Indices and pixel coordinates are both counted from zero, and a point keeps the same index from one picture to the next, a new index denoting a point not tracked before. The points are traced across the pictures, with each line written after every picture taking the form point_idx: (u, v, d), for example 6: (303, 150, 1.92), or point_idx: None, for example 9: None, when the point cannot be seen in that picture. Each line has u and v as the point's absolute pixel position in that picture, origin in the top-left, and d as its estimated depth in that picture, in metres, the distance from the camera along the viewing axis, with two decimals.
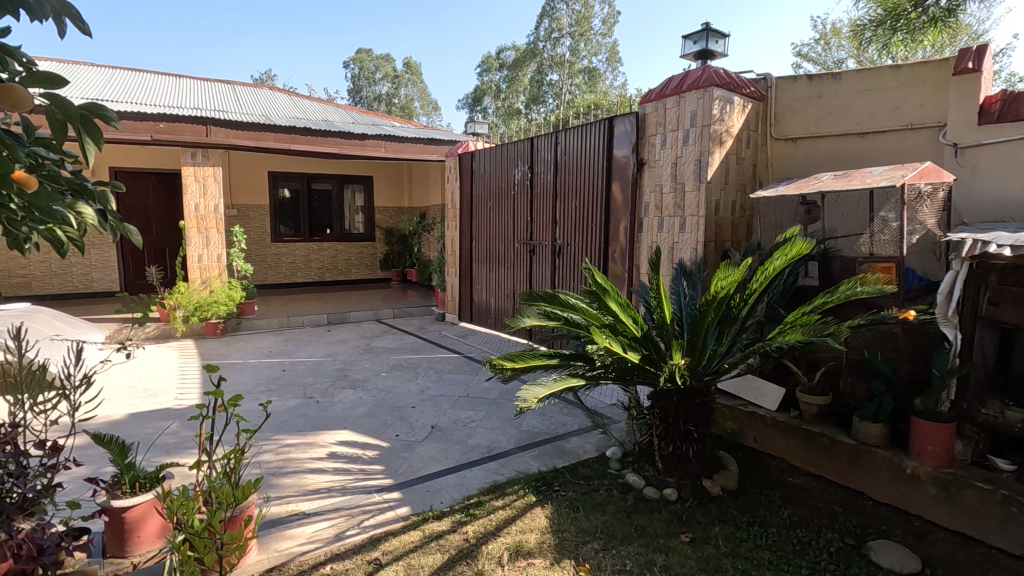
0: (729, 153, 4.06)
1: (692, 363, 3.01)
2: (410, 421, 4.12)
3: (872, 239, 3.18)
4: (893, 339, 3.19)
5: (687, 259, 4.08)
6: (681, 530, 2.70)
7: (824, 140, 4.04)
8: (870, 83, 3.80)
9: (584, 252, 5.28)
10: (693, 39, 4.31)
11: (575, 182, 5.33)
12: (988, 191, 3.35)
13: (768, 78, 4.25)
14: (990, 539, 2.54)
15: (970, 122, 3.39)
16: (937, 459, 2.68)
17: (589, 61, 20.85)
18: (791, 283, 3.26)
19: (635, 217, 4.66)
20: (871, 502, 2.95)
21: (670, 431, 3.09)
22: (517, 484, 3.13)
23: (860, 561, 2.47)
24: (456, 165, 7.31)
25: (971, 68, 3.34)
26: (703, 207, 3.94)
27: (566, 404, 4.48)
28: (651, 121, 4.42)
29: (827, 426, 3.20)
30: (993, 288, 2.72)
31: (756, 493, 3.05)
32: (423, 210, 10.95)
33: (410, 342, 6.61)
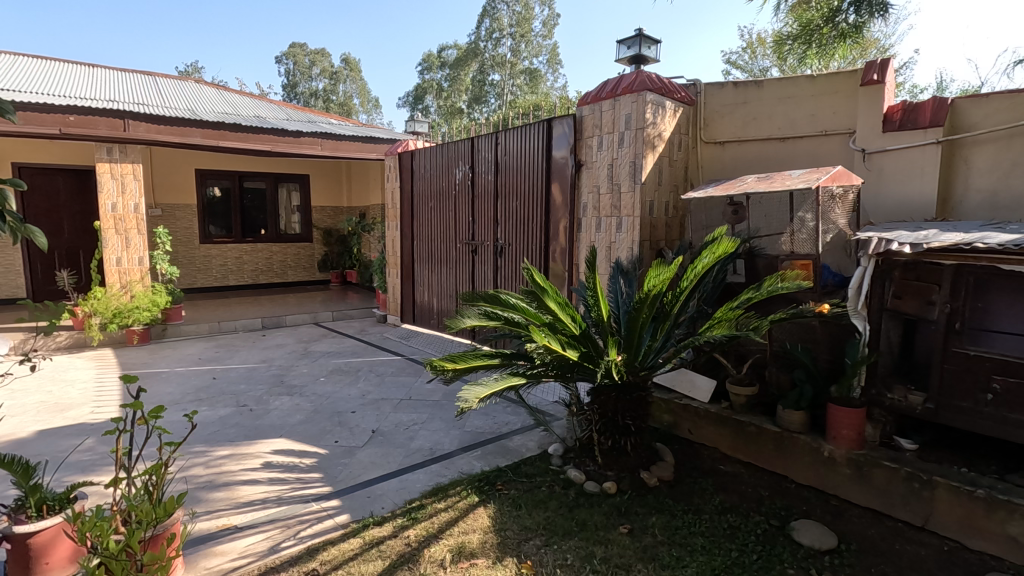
0: (662, 155, 4.21)
1: (629, 359, 3.10)
2: (350, 426, 4.02)
3: (792, 237, 3.36)
4: (812, 331, 3.40)
5: (624, 258, 4.20)
6: (620, 522, 2.78)
7: (749, 144, 4.26)
8: (790, 91, 4.04)
9: (525, 252, 5.31)
10: (627, 44, 4.44)
11: (516, 182, 5.37)
12: (893, 194, 3.63)
13: (697, 84, 4.44)
14: (897, 513, 2.76)
15: (876, 130, 3.66)
16: (850, 442, 2.90)
17: (529, 62, 21.03)
18: (720, 281, 3.43)
19: (574, 218, 4.74)
20: (794, 484, 3.13)
21: (609, 426, 3.17)
22: (460, 486, 3.12)
23: (784, 541, 2.62)
24: (396, 164, 7.19)
25: (876, 79, 3.60)
26: (638, 208, 4.08)
27: (509, 403, 4.51)
28: (588, 122, 4.52)
29: (754, 415, 3.39)
30: (897, 283, 2.96)
31: (691, 482, 3.18)
32: (364, 210, 10.71)
33: (350, 345, 6.44)
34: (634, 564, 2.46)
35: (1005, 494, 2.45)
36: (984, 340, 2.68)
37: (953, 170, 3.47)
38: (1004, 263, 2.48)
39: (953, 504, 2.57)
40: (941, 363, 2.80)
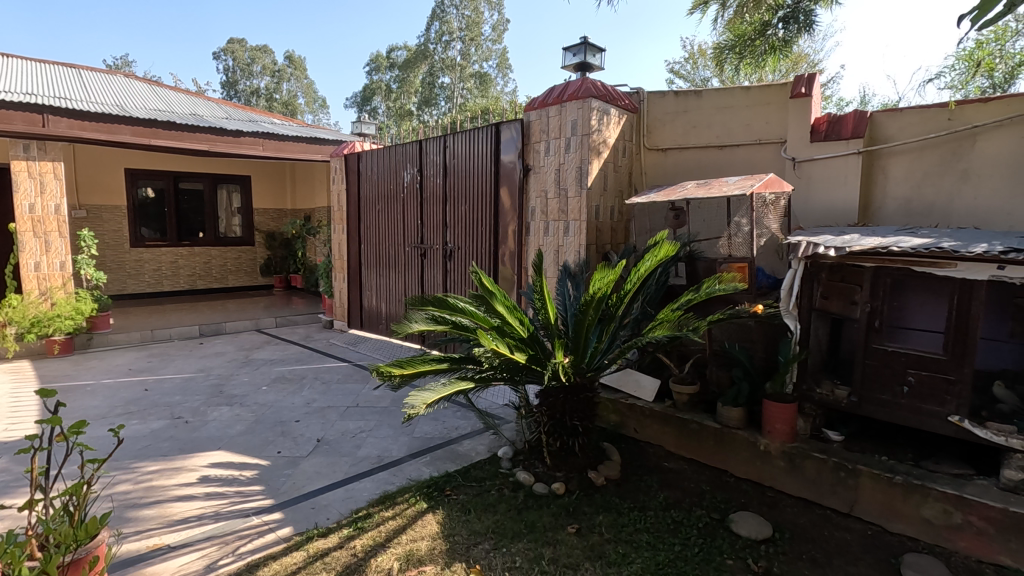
0: (607, 161, 4.31)
1: (576, 360, 3.15)
2: (294, 436, 3.89)
3: (729, 241, 3.50)
4: (748, 331, 3.56)
5: (571, 261, 4.27)
6: (568, 522, 2.82)
7: (690, 151, 4.43)
8: (727, 101, 4.22)
9: (475, 256, 5.31)
10: (573, 51, 4.53)
11: (465, 186, 5.35)
12: (821, 201, 3.85)
13: (640, 93, 4.58)
14: (826, 501, 2.92)
15: (805, 139, 3.87)
16: (783, 435, 3.06)
17: (479, 66, 21.05)
18: (662, 283, 3.54)
19: (522, 222, 4.78)
20: (734, 478, 3.26)
21: (557, 428, 3.21)
22: (408, 493, 3.08)
23: (724, 533, 2.73)
24: (342, 166, 7.04)
25: (804, 92, 3.82)
26: (585, 212, 4.16)
27: (458, 407, 4.49)
28: (536, 128, 4.57)
29: (696, 412, 3.52)
30: (824, 283, 3.14)
31: (636, 480, 3.26)
32: (309, 212, 10.41)
33: (295, 352, 6.24)
34: (582, 563, 2.50)
35: (919, 479, 2.65)
36: (901, 336, 2.88)
37: (873, 178, 3.72)
38: (916, 264, 2.69)
39: (875, 490, 2.75)
40: (863, 359, 2.99)
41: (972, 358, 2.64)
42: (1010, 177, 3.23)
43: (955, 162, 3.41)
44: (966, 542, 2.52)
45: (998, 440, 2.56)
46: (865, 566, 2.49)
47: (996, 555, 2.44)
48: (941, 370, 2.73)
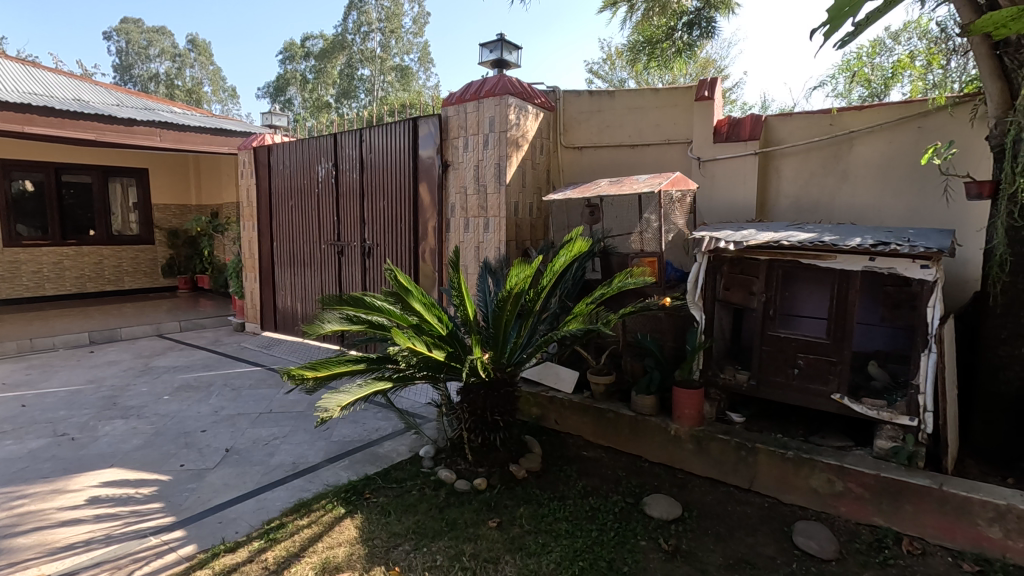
0: (525, 158, 4.37)
1: (495, 356, 3.17)
2: (199, 447, 3.65)
3: (640, 237, 3.61)
4: (659, 322, 3.73)
5: (491, 257, 4.30)
6: (489, 517, 2.84)
7: (604, 150, 4.57)
8: (638, 102, 4.40)
9: (394, 253, 5.21)
10: (489, 48, 4.54)
11: (383, 182, 5.23)
12: (723, 199, 4.09)
13: (556, 91, 4.66)
14: (730, 479, 3.13)
15: (709, 140, 4.10)
16: (691, 420, 3.24)
17: (400, 58, 20.62)
18: (579, 278, 3.65)
19: (442, 218, 4.74)
20: (647, 463, 3.42)
21: (478, 423, 3.22)
22: (324, 499, 2.97)
23: (638, 516, 2.85)
24: (251, 160, 6.66)
25: (707, 96, 4.04)
26: (503, 209, 4.19)
27: (379, 408, 4.39)
28: (454, 124, 4.55)
29: (612, 402, 3.66)
30: (726, 276, 3.35)
31: (556, 470, 3.34)
32: (216, 208, 9.77)
33: (201, 358, 5.84)
34: (502, 556, 2.52)
35: (808, 453, 2.90)
36: (792, 323, 3.13)
37: (768, 177, 4.01)
38: (803, 257, 2.96)
39: (770, 466, 2.98)
40: (760, 346, 3.22)
41: (851, 341, 2.92)
42: (880, 178, 3.60)
43: (835, 164, 3.76)
44: (847, 507, 2.78)
45: (872, 414, 2.85)
46: (762, 536, 2.70)
47: (871, 516, 2.72)
48: (825, 352, 3.00)
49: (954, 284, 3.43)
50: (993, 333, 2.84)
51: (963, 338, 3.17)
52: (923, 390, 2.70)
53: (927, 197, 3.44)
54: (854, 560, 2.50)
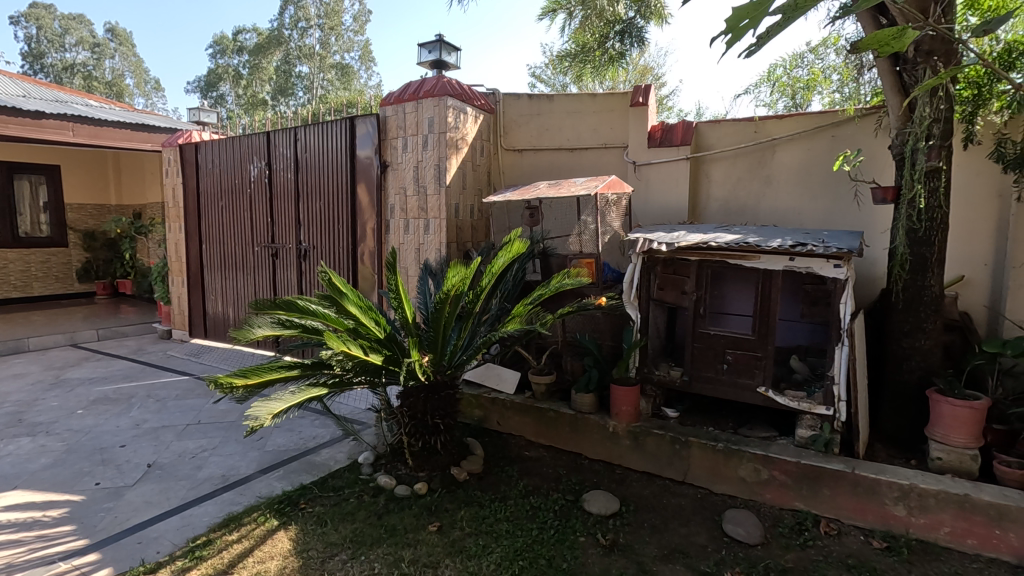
0: (465, 159, 4.36)
1: (435, 359, 3.13)
2: (117, 463, 3.41)
3: (578, 238, 3.68)
4: (597, 321, 3.81)
5: (432, 259, 4.26)
6: (430, 521, 2.81)
7: (544, 153, 4.63)
8: (576, 106, 4.49)
9: (332, 256, 5.06)
10: (428, 48, 4.51)
11: (319, 182, 5.07)
12: (657, 202, 4.23)
13: (496, 94, 4.69)
14: (665, 472, 3.24)
15: (643, 145, 4.23)
16: (628, 416, 3.33)
17: (340, 57, 19.72)
18: (519, 279, 3.68)
19: (381, 219, 4.65)
20: (587, 460, 3.48)
21: (418, 427, 3.19)
22: (256, 511, 2.85)
23: (577, 513, 2.90)
24: (176, 157, 6.31)
25: (642, 102, 4.18)
26: (443, 210, 4.17)
27: (316, 415, 4.25)
28: (392, 124, 4.48)
29: (553, 401, 3.71)
30: (660, 276, 3.47)
31: (498, 471, 3.34)
32: (140, 209, 9.20)
33: (121, 368, 5.47)
34: (442, 560, 2.50)
35: (736, 444, 3.05)
36: (721, 321, 3.28)
37: (699, 181, 4.18)
38: (730, 257, 3.11)
39: (702, 458, 3.11)
40: (692, 343, 3.35)
41: (774, 337, 3.09)
42: (800, 183, 3.83)
43: (760, 170, 3.97)
44: (772, 494, 2.94)
45: (794, 405, 3.01)
46: (694, 525, 2.80)
47: (793, 501, 2.89)
48: (751, 348, 3.16)
49: (865, 282, 3.70)
50: (897, 327, 3.08)
51: (873, 331, 3.42)
52: (837, 381, 2.90)
53: (841, 202, 3.70)
54: (778, 544, 2.64)
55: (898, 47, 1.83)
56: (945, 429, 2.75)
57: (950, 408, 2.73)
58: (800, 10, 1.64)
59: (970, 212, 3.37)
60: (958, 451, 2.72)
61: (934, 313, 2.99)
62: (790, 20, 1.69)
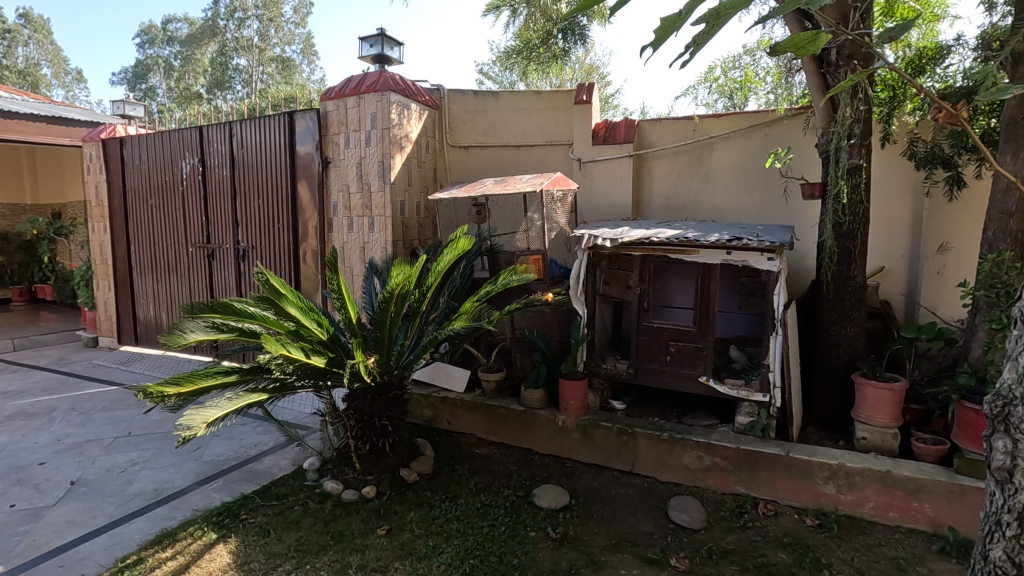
0: (409, 156, 4.29)
1: (381, 360, 3.07)
2: (35, 483, 3.17)
3: (525, 235, 3.69)
4: (545, 317, 3.84)
5: (378, 258, 4.18)
6: (378, 525, 2.76)
7: (490, 149, 4.62)
8: (521, 103, 4.50)
9: (272, 256, 4.88)
10: (369, 42, 4.40)
11: (258, 179, 4.87)
12: (602, 198, 4.30)
13: (440, 90, 4.63)
14: (613, 463, 3.30)
15: (588, 143, 4.29)
16: (577, 410, 3.37)
17: (281, 50, 18.47)
18: (467, 277, 3.66)
19: (324, 218, 4.51)
20: (538, 455, 3.50)
21: (365, 430, 3.13)
22: (192, 526, 2.70)
23: (528, 508, 2.91)
24: (98, 153, 5.90)
25: (585, 100, 4.23)
26: (388, 208, 4.10)
27: (257, 421, 4.08)
28: (334, 120, 4.35)
29: (503, 398, 3.71)
30: (605, 271, 3.53)
31: (448, 470, 3.31)
32: (60, 208, 8.58)
33: (41, 379, 5.08)
34: (391, 564, 2.46)
35: (680, 433, 3.14)
36: (665, 314, 3.37)
37: (642, 178, 4.28)
38: (670, 252, 3.20)
39: (648, 448, 3.19)
40: (638, 336, 3.43)
41: (714, 328, 3.21)
42: (736, 180, 3.98)
43: (699, 167, 4.10)
44: (714, 479, 3.05)
45: (733, 393, 3.14)
46: (642, 514, 2.87)
47: (733, 485, 3.00)
48: (693, 339, 3.26)
49: (796, 274, 3.89)
50: (825, 316, 3.26)
51: (804, 320, 3.60)
52: (772, 368, 3.03)
53: (773, 198, 3.88)
54: (719, 527, 2.74)
55: (816, 51, 1.44)
56: (869, 411, 2.93)
57: (873, 390, 2.91)
58: (722, 19, 1.30)
59: (889, 206, 3.59)
60: (881, 431, 2.91)
61: (858, 302, 3.18)
62: (709, 32, 1.35)
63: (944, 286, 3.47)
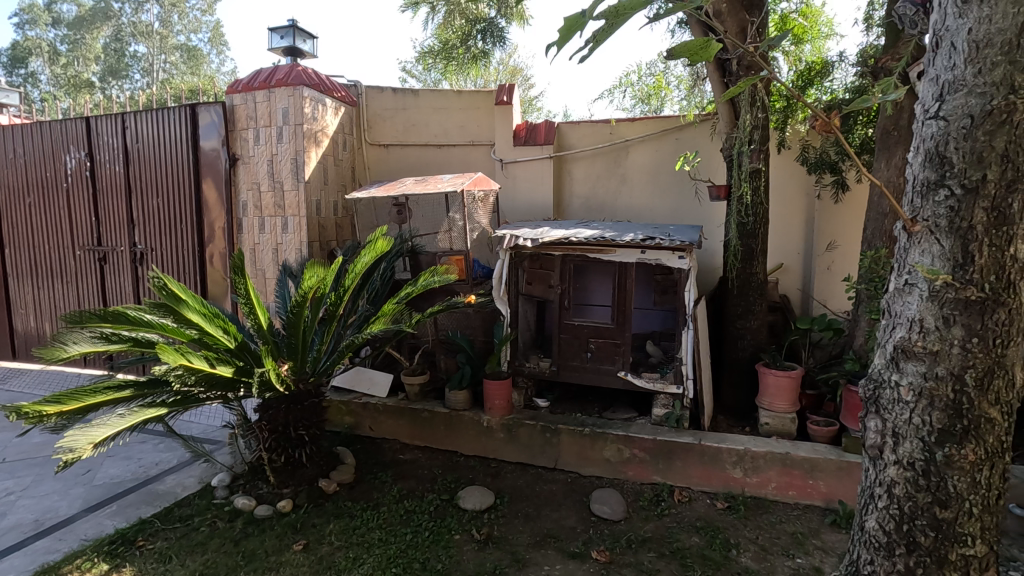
0: (325, 154, 4.13)
1: (295, 367, 2.92)
2: None
3: (446, 235, 3.65)
4: (468, 318, 3.82)
5: (292, 260, 3.99)
6: (295, 540, 2.63)
7: (410, 149, 4.54)
8: (441, 102, 4.45)
9: (175, 259, 4.53)
10: (280, 34, 4.19)
11: (156, 176, 4.50)
12: (524, 199, 4.34)
13: (358, 86, 4.48)
14: (538, 461, 3.34)
15: (509, 143, 4.32)
16: (501, 410, 3.38)
17: (186, 37, 17.11)
18: (388, 278, 3.56)
19: (232, 218, 4.24)
20: (463, 456, 3.48)
21: (280, 441, 2.97)
22: (79, 557, 2.45)
23: (452, 511, 2.88)
24: None
25: (506, 101, 4.26)
26: (303, 207, 3.92)
27: (159, 438, 3.77)
28: (241, 114, 4.10)
29: (427, 401, 3.66)
30: (527, 270, 3.56)
31: (371, 478, 3.21)
32: None
33: None
34: None
35: (601, 427, 3.23)
36: (585, 312, 3.44)
37: (562, 179, 4.35)
38: (589, 251, 3.27)
39: (571, 444, 3.26)
40: (559, 334, 3.49)
41: (631, 325, 3.32)
42: (650, 182, 4.15)
43: (616, 169, 4.23)
44: (633, 470, 3.15)
45: (650, 386, 3.27)
46: (565, 509, 2.92)
47: (651, 475, 3.12)
48: (612, 336, 3.36)
49: (706, 271, 4.12)
50: (731, 310, 3.47)
51: (713, 315, 3.81)
52: (685, 361, 3.19)
53: (684, 199, 4.09)
54: (638, 516, 2.84)
55: (709, 57, 1.52)
56: (771, 398, 3.15)
57: (774, 378, 3.12)
58: (621, 18, 1.38)
59: (786, 207, 3.87)
60: (781, 417, 3.13)
61: (760, 297, 3.41)
62: (609, 30, 1.41)
63: (832, 280, 3.80)
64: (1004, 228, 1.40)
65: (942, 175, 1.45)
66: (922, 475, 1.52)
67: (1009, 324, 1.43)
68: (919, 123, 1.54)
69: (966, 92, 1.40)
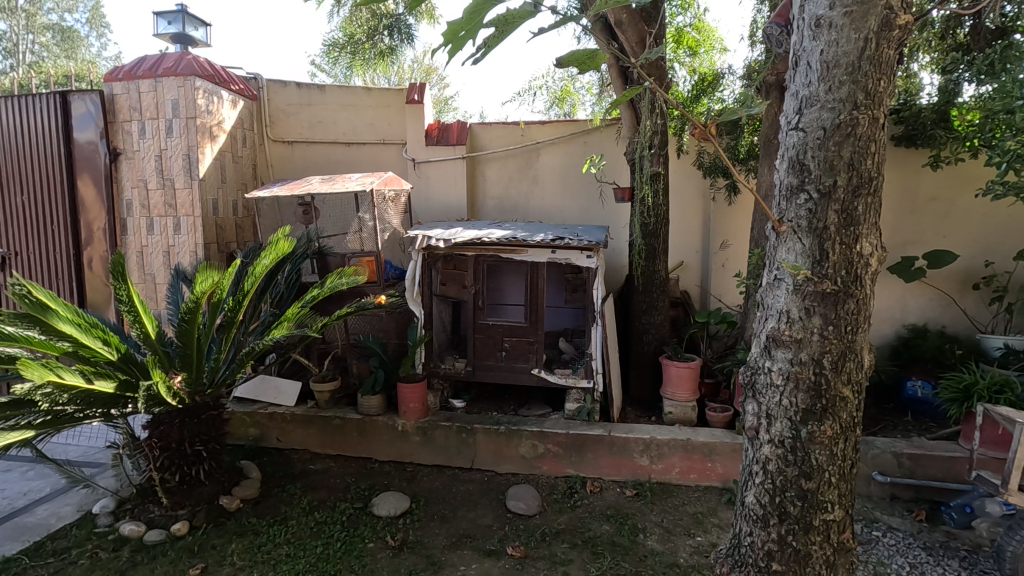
0: (222, 150, 3.87)
1: (189, 379, 2.72)
2: None
3: (356, 236, 3.55)
4: (381, 321, 3.74)
5: (186, 263, 3.71)
6: (191, 564, 2.45)
7: (317, 146, 4.36)
8: (349, 99, 4.32)
9: (45, 264, 4.06)
10: (167, 19, 3.88)
11: (19, 172, 4.01)
12: (438, 199, 4.31)
13: (258, 79, 4.26)
14: (454, 461, 3.33)
15: (421, 143, 4.27)
16: (416, 412, 3.34)
17: (58, 17, 15.28)
18: (294, 281, 3.40)
19: (114, 218, 3.87)
20: (378, 462, 3.39)
21: (173, 458, 2.75)
22: None
23: (366, 519, 2.81)
24: None
25: (417, 100, 4.22)
26: (197, 207, 3.66)
27: (28, 466, 3.36)
28: (122, 104, 3.75)
29: (338, 408, 3.54)
30: (440, 271, 3.54)
31: (277, 491, 3.06)
32: None
33: None
34: None
35: (515, 425, 3.28)
36: (499, 311, 3.48)
37: (476, 179, 4.37)
38: (501, 252, 3.31)
39: (487, 442, 3.28)
40: (474, 334, 3.50)
41: (543, 323, 3.40)
42: (561, 184, 4.27)
43: (528, 170, 4.31)
44: (547, 465, 3.23)
45: (562, 382, 3.37)
46: (481, 508, 2.94)
47: (564, 468, 3.21)
48: (525, 335, 3.43)
49: (614, 269, 4.30)
50: (637, 306, 3.65)
51: (621, 310, 3.98)
52: (594, 356, 3.32)
53: (591, 201, 4.25)
54: (552, 509, 2.91)
55: (597, 65, 1.60)
56: (673, 388, 3.34)
57: (676, 369, 3.32)
58: (510, 25, 1.42)
59: (685, 209, 4.12)
60: (683, 405, 3.34)
61: (662, 293, 3.61)
62: (499, 36, 1.45)
63: (727, 277, 4.10)
64: (852, 228, 1.58)
65: (803, 181, 1.61)
66: (791, 451, 1.68)
67: (858, 313, 1.61)
68: (783, 133, 1.70)
69: (819, 106, 1.57)
